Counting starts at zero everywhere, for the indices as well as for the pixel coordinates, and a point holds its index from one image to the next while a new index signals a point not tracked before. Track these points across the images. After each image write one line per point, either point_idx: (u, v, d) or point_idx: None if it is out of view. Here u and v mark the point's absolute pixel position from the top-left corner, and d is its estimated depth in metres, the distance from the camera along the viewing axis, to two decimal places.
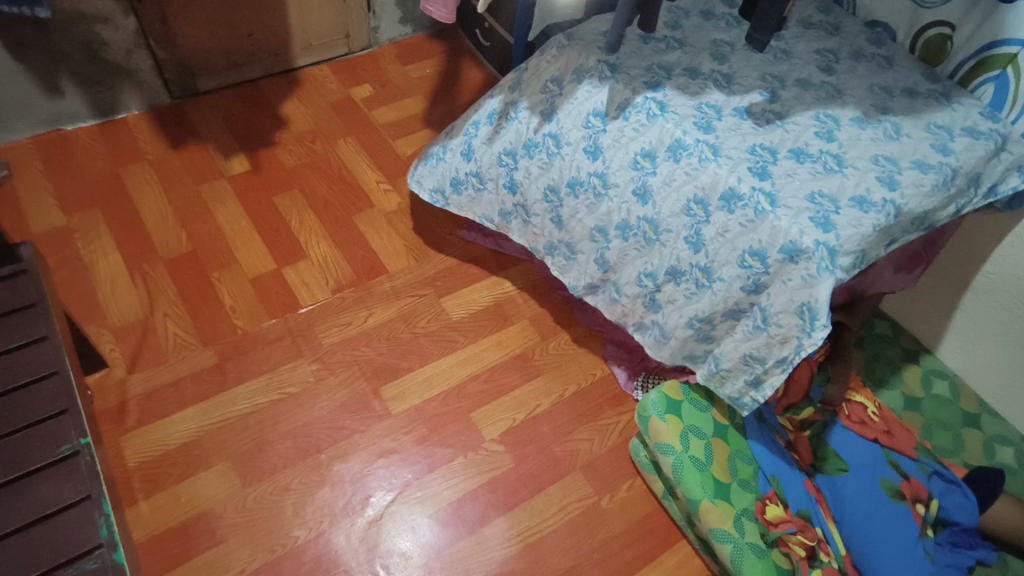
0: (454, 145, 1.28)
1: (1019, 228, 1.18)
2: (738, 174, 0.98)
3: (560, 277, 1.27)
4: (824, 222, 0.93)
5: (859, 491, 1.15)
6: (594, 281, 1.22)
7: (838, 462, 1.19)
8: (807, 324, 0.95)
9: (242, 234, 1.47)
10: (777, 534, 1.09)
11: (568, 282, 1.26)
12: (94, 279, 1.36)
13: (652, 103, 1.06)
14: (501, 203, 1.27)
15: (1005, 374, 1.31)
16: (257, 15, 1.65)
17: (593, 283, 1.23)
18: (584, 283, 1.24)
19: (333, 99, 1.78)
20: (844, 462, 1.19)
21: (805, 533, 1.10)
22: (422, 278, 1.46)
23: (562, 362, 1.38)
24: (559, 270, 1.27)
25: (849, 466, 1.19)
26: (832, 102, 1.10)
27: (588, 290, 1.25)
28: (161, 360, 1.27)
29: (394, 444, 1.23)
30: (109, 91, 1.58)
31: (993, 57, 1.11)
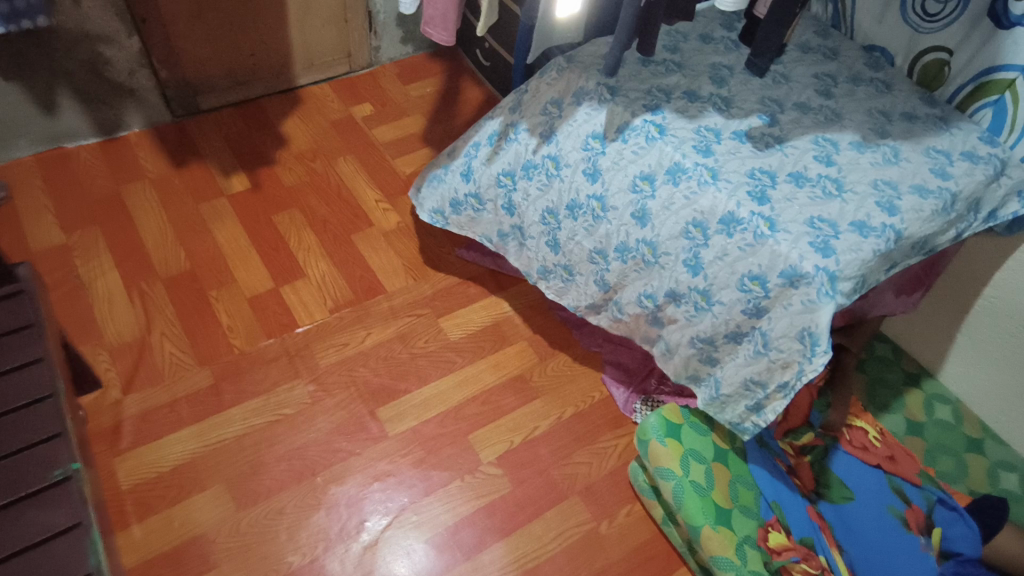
0: (455, 166, 1.29)
1: (1019, 253, 1.18)
2: (737, 198, 0.98)
3: (558, 299, 1.26)
4: (824, 247, 0.93)
5: (863, 520, 1.16)
6: (594, 302, 1.21)
7: (843, 490, 1.20)
8: (808, 349, 0.94)
9: (241, 253, 1.47)
10: (780, 562, 1.07)
11: (568, 304, 1.25)
12: (91, 298, 1.35)
13: (651, 126, 1.07)
14: (500, 224, 1.27)
15: (1007, 400, 1.30)
16: (259, 36, 1.66)
17: (592, 304, 1.22)
18: (583, 304, 1.23)
19: (334, 118, 1.79)
20: (848, 490, 1.20)
21: (809, 562, 1.08)
22: (420, 298, 1.46)
23: (561, 383, 1.37)
24: (557, 292, 1.27)
25: (854, 494, 1.19)
26: (830, 126, 1.10)
27: (588, 310, 1.24)
28: (156, 380, 1.26)
29: (390, 467, 1.22)
30: (111, 110, 1.59)
31: (992, 82, 1.11)
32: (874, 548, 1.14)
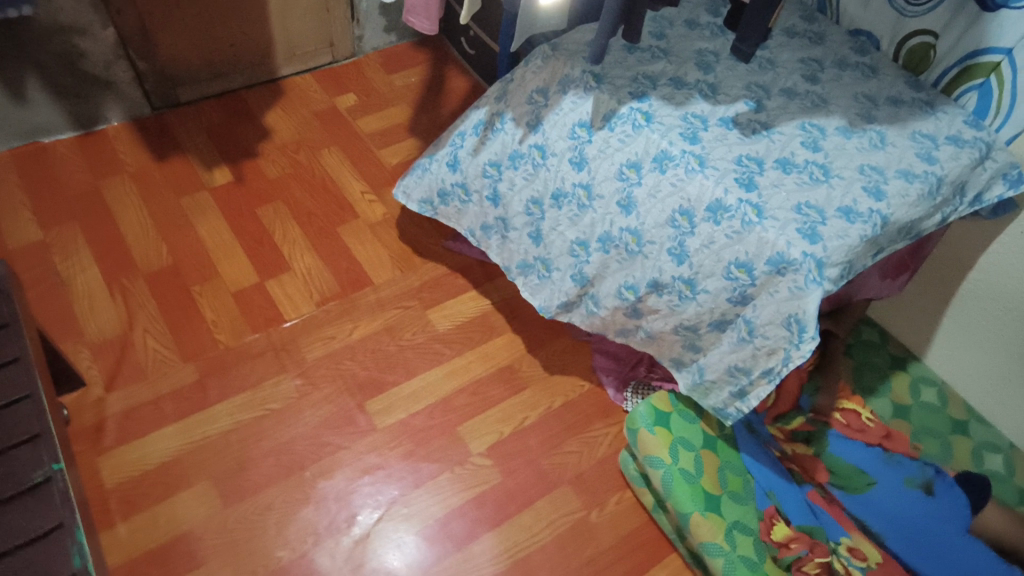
0: (440, 155, 1.27)
1: (1005, 235, 1.18)
2: (724, 185, 0.97)
3: (531, 297, 1.23)
4: (811, 234, 0.92)
5: (891, 503, 1.17)
6: (567, 300, 1.19)
7: (864, 477, 1.20)
8: (795, 336, 0.94)
9: (225, 247, 1.45)
10: (789, 557, 1.08)
11: (540, 303, 1.22)
12: (71, 295, 1.33)
13: (637, 114, 1.06)
14: (485, 216, 1.25)
15: (993, 382, 1.31)
16: (238, 26, 1.63)
17: (566, 302, 1.19)
18: (556, 303, 1.20)
19: (317, 109, 1.76)
20: (869, 477, 1.20)
21: (816, 551, 1.09)
22: (408, 289, 1.44)
23: (550, 373, 1.37)
24: (531, 291, 1.24)
25: (875, 479, 1.19)
26: (816, 112, 1.09)
27: (561, 309, 1.21)
28: (140, 377, 1.24)
29: (379, 460, 1.21)
30: (88, 103, 1.55)
31: (977, 66, 1.11)
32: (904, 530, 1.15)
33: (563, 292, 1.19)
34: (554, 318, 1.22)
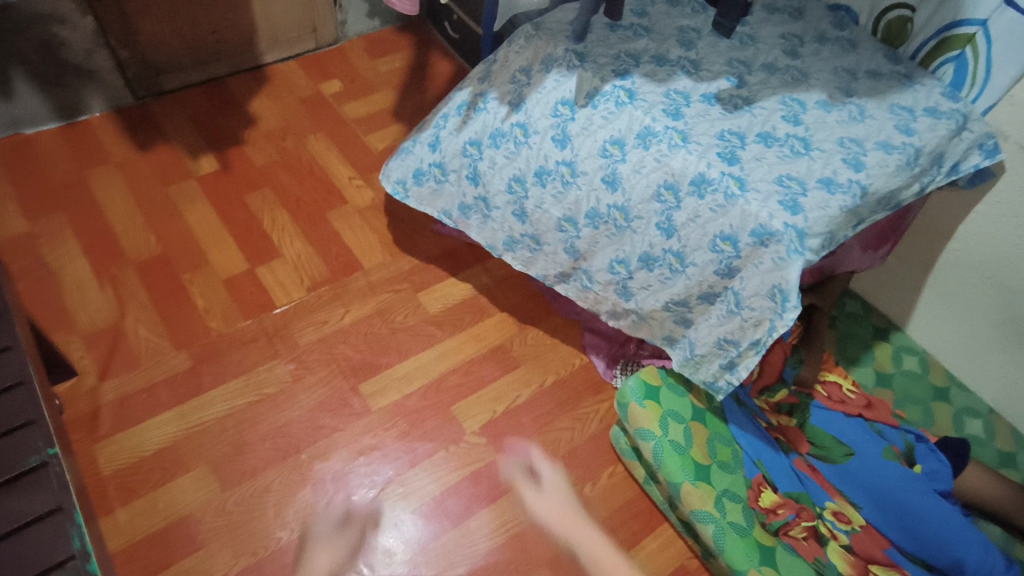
0: (423, 137, 1.27)
1: (982, 205, 1.21)
2: (707, 159, 0.99)
3: (526, 269, 1.28)
4: (793, 205, 0.94)
5: (869, 472, 1.17)
6: (563, 270, 1.23)
7: (843, 448, 1.21)
8: (779, 306, 0.96)
9: (214, 235, 1.45)
10: (778, 522, 1.11)
11: (536, 274, 1.27)
12: (61, 286, 1.33)
13: (620, 91, 1.07)
14: (463, 195, 1.26)
15: (972, 349, 1.35)
16: (219, 12, 1.62)
17: (562, 272, 1.24)
18: (553, 273, 1.25)
19: (303, 95, 1.76)
20: (848, 446, 1.21)
21: (804, 516, 1.12)
22: (398, 273, 1.45)
23: (541, 352, 1.39)
24: (525, 263, 1.28)
25: (853, 449, 1.20)
26: (797, 86, 1.11)
27: (558, 279, 1.26)
28: (134, 365, 1.25)
29: (374, 440, 1.23)
30: (70, 93, 1.54)
31: (953, 38, 1.13)
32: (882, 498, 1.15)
33: (558, 262, 1.24)
34: (552, 287, 1.29)
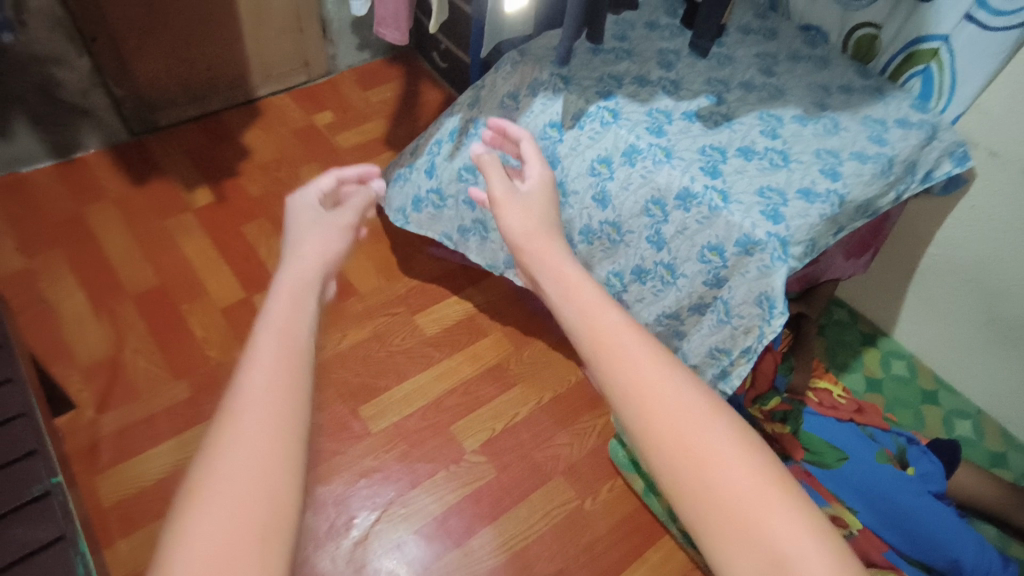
0: (419, 164, 1.32)
1: (957, 211, 1.25)
2: (690, 174, 1.02)
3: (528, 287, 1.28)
4: (774, 214, 0.97)
5: (864, 475, 1.19)
6: None
7: (836, 453, 1.21)
8: (766, 312, 0.99)
9: (211, 265, 1.47)
10: None
11: None
12: (59, 320, 1.34)
13: (604, 112, 1.11)
14: (462, 219, 1.29)
15: (956, 351, 1.38)
16: (213, 49, 1.67)
17: None
18: None
19: (296, 127, 1.80)
20: (842, 451, 1.22)
21: None
22: (394, 297, 1.48)
23: (537, 369, 1.40)
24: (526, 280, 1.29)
25: (848, 453, 1.21)
26: (774, 102, 1.16)
27: None
28: (134, 396, 1.25)
29: (375, 462, 1.24)
30: (66, 131, 1.57)
31: (918, 53, 1.18)
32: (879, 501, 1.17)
33: None
34: None
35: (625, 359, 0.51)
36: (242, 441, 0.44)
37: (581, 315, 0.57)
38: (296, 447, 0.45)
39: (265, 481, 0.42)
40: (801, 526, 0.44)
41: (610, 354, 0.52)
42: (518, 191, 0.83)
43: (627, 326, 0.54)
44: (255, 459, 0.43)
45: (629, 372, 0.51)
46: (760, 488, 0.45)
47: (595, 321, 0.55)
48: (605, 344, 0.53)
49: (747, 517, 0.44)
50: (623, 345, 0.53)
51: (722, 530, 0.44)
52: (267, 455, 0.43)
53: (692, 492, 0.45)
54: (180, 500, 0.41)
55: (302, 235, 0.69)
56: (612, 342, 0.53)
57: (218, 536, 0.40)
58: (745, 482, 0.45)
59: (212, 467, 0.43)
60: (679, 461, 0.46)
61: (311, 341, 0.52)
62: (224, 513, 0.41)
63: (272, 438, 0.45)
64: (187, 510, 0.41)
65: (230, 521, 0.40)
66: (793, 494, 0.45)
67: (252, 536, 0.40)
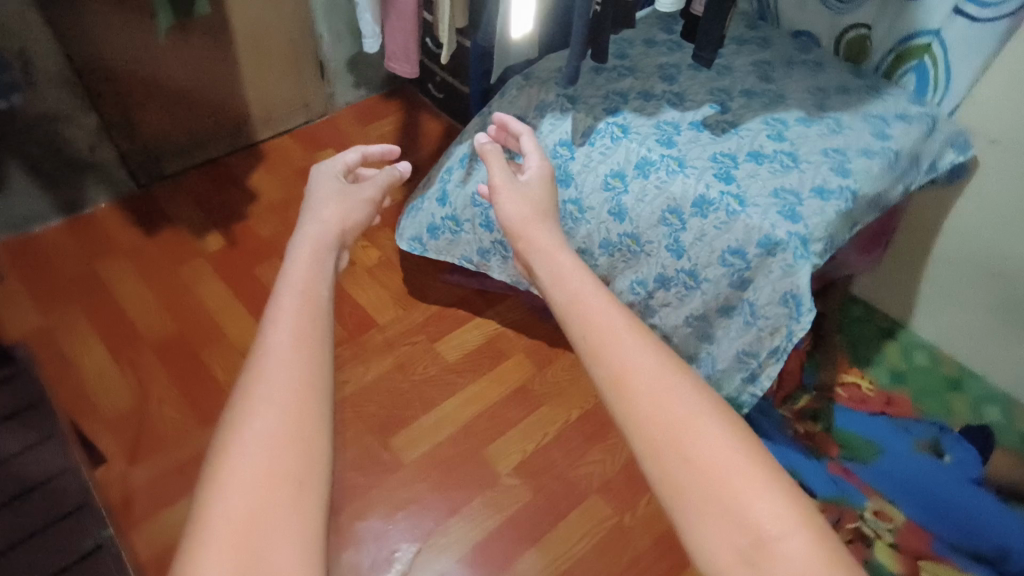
0: (430, 194, 1.34)
1: (964, 198, 1.28)
2: (705, 181, 1.04)
3: None
4: (792, 214, 0.99)
5: (901, 468, 1.20)
6: None
7: (871, 447, 1.23)
8: (793, 310, 1.00)
9: (228, 309, 1.47)
10: None
11: None
12: (80, 375, 1.33)
13: (614, 127, 1.13)
14: (481, 242, 1.30)
15: (977, 336, 1.39)
16: (214, 97, 1.69)
17: None
18: None
19: (300, 166, 1.82)
20: (876, 445, 1.23)
21: (846, 518, 1.13)
22: (413, 326, 1.48)
23: (562, 387, 1.40)
24: None
25: (882, 447, 1.23)
26: (776, 107, 1.19)
27: None
28: (162, 446, 1.24)
29: (411, 494, 1.22)
30: (75, 188, 1.58)
31: (911, 49, 1.22)
32: (918, 492, 1.17)
33: None
34: None
35: (611, 341, 0.61)
36: (271, 401, 0.53)
37: (569, 304, 0.66)
38: (318, 409, 0.55)
39: (297, 431, 0.52)
40: (762, 481, 0.52)
41: (598, 336, 0.62)
42: (518, 183, 0.95)
43: (616, 314, 0.64)
44: (285, 418, 0.52)
45: (613, 352, 0.60)
46: (726, 449, 0.53)
47: (585, 311, 0.65)
48: (592, 331, 0.62)
49: (713, 474, 0.52)
50: (609, 330, 0.62)
51: (688, 487, 0.52)
52: (294, 414, 0.53)
53: (664, 462, 0.53)
54: (222, 452, 0.50)
55: (319, 214, 0.80)
56: (598, 328, 0.63)
57: (260, 478, 0.49)
58: (717, 452, 0.53)
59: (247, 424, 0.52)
60: (653, 431, 0.55)
61: (323, 314, 0.61)
62: (259, 458, 0.50)
63: (300, 399, 0.54)
64: (227, 459, 0.50)
65: (266, 466, 0.50)
66: (757, 455, 0.53)
67: (289, 480, 0.50)
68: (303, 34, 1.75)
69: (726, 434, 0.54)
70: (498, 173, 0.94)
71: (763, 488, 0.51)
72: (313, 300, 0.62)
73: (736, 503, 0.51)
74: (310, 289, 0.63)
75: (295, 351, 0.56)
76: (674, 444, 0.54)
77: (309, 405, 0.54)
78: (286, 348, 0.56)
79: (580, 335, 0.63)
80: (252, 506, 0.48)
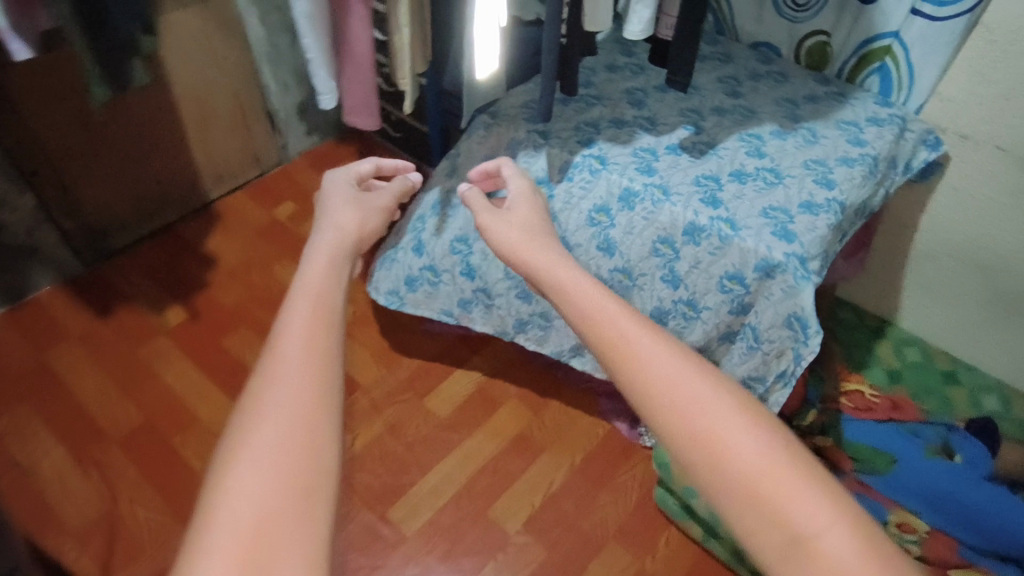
0: (404, 244, 1.27)
1: (938, 196, 1.28)
2: (693, 208, 1.00)
3: (541, 348, 1.23)
4: (786, 233, 0.95)
5: (920, 473, 1.15)
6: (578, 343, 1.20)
7: (885, 456, 1.19)
8: (800, 334, 0.96)
9: (198, 388, 1.37)
10: None
11: (552, 350, 1.23)
12: (40, 484, 1.21)
13: (591, 159, 1.09)
14: (462, 291, 1.24)
15: (965, 328, 1.39)
16: (160, 162, 1.60)
17: (576, 345, 1.21)
18: (567, 346, 1.22)
19: (258, 225, 1.73)
20: (889, 454, 1.19)
21: None
22: (398, 383, 1.40)
23: (562, 430, 1.34)
24: (538, 342, 1.24)
25: (896, 455, 1.19)
26: (749, 122, 1.17)
27: (573, 352, 1.23)
28: (139, 553, 1.13)
29: (418, 569, 1.14)
30: (15, 276, 1.47)
31: (872, 52, 1.22)
32: (943, 496, 1.12)
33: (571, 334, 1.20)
34: (568, 361, 1.25)
35: (622, 333, 0.49)
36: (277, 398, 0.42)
37: (575, 290, 0.55)
38: (335, 415, 0.43)
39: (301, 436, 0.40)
40: (825, 502, 0.40)
41: (604, 326, 0.50)
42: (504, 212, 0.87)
43: (622, 307, 0.52)
44: (295, 414, 0.41)
45: (628, 344, 0.48)
46: (775, 464, 0.42)
47: (597, 297, 0.53)
48: (602, 319, 0.51)
49: (762, 492, 0.41)
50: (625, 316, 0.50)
51: (742, 505, 0.41)
52: (303, 408, 0.42)
53: (706, 464, 0.43)
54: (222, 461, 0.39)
55: (338, 217, 0.70)
56: (609, 318, 0.51)
57: (264, 497, 0.38)
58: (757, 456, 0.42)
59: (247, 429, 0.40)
60: (687, 442, 0.44)
61: (343, 308, 0.49)
62: (270, 470, 0.39)
63: (312, 401, 0.42)
64: (223, 473, 0.39)
65: (269, 474, 0.39)
66: (811, 469, 0.42)
67: (296, 492, 0.38)
68: (248, 86, 1.67)
69: (771, 445, 0.42)
70: (481, 203, 0.88)
71: (828, 509, 0.40)
72: (331, 289, 0.50)
73: (790, 528, 0.40)
74: (329, 277, 0.51)
75: (301, 347, 0.44)
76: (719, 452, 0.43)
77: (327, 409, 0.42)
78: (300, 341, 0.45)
79: (586, 325, 0.52)
80: (254, 525, 0.37)
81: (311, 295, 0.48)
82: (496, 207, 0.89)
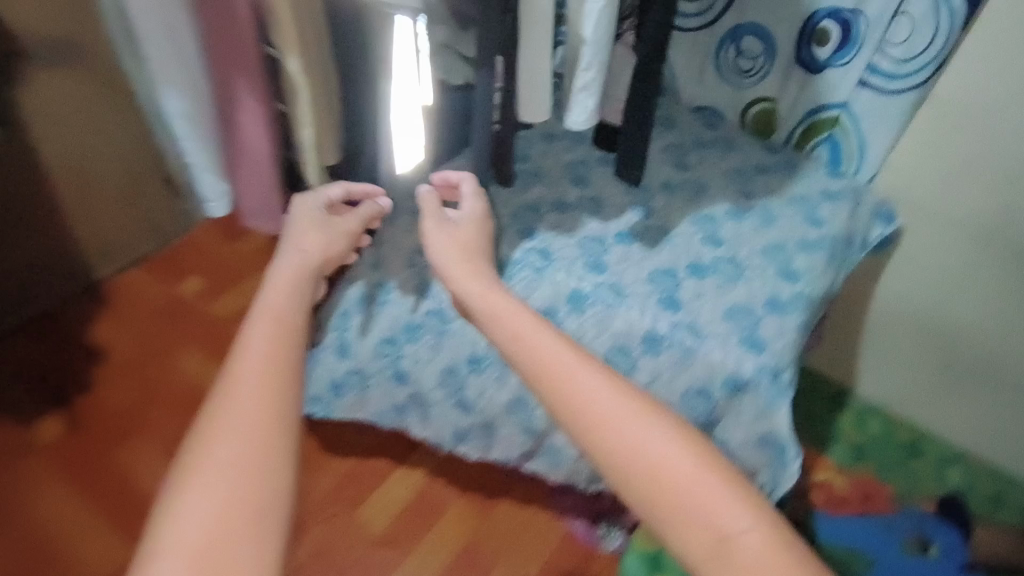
0: (325, 343, 1.09)
1: (892, 266, 1.23)
2: (650, 313, 0.90)
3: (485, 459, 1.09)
4: (754, 341, 0.87)
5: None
6: (527, 451, 1.06)
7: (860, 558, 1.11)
8: (777, 454, 0.87)
9: (73, 528, 1.20)
10: None
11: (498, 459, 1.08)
12: None
13: (533, 255, 0.98)
14: (394, 398, 1.09)
15: (920, 397, 1.34)
16: (27, 241, 1.37)
17: (525, 453, 1.07)
18: (516, 455, 1.07)
19: (157, 305, 1.52)
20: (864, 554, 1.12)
21: None
22: (324, 494, 1.22)
23: (514, 539, 1.20)
24: (481, 451, 1.10)
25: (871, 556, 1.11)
26: (700, 201, 1.08)
27: (524, 458, 1.08)
28: None
29: None
30: None
31: (820, 121, 1.15)
32: None
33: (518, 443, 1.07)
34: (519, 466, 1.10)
35: (559, 359, 0.57)
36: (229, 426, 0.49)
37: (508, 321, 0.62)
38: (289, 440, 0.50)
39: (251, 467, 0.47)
40: (740, 507, 0.49)
41: (540, 360, 0.57)
42: (447, 226, 0.85)
43: (555, 336, 0.59)
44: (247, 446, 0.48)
45: (564, 367, 0.56)
46: (689, 465, 0.50)
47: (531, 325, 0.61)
48: (540, 347, 0.58)
49: (686, 499, 0.49)
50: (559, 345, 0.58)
51: (674, 521, 0.49)
52: (252, 438, 0.48)
53: (633, 482, 0.50)
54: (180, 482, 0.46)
55: (301, 242, 0.74)
56: (546, 348, 0.58)
57: (211, 519, 0.45)
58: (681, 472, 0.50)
59: (195, 461, 0.47)
60: (630, 472, 0.51)
61: (299, 337, 0.57)
62: (212, 497, 0.45)
63: (261, 424, 0.49)
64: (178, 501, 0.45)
65: (220, 503, 0.46)
66: (720, 469, 0.51)
67: (242, 519, 0.45)
68: (138, 145, 1.45)
69: (688, 454, 0.51)
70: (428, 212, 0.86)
71: (744, 510, 0.49)
72: (299, 311, 0.60)
73: (717, 527, 0.48)
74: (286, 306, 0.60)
75: (257, 374, 0.52)
76: (647, 463, 0.51)
77: (278, 429, 0.50)
78: (259, 365, 0.53)
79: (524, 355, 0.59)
80: (203, 545, 0.44)
81: (268, 325, 0.56)
82: (440, 219, 0.87)
